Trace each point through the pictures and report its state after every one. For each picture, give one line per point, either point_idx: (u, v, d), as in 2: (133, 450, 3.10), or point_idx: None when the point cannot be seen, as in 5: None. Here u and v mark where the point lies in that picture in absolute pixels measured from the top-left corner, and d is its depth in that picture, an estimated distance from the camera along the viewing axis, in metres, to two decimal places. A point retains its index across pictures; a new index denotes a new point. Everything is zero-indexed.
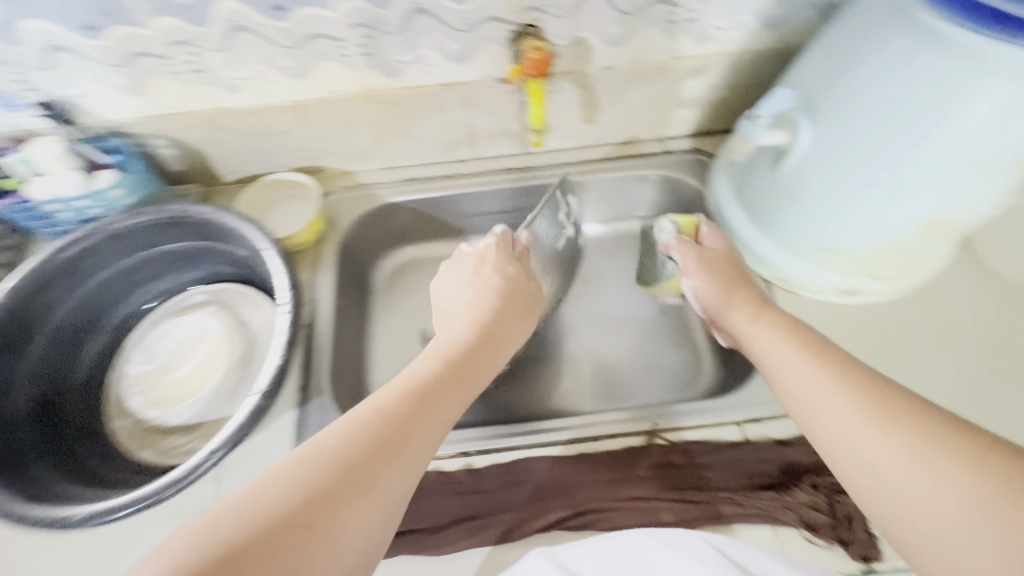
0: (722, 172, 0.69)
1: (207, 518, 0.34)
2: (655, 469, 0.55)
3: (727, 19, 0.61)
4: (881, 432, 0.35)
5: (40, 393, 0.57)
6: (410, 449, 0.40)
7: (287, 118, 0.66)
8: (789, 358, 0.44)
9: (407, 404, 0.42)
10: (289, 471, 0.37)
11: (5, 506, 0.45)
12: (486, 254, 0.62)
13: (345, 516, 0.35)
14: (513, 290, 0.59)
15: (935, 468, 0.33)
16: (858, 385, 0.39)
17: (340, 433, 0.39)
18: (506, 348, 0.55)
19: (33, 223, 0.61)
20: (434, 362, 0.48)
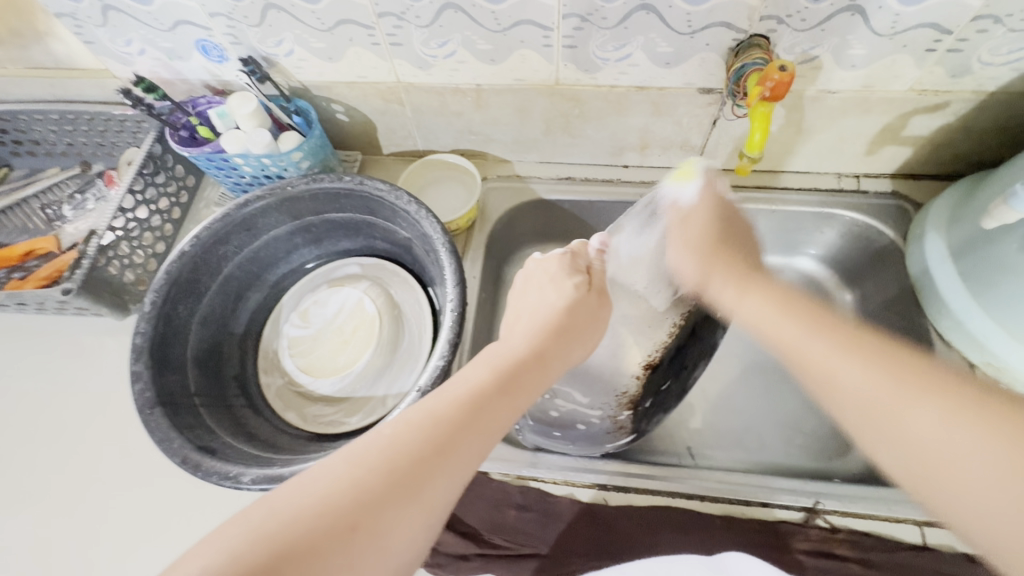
0: (937, 229, 0.59)
1: (263, 508, 0.31)
2: (813, 554, 0.49)
3: (1004, 55, 0.51)
4: (913, 398, 0.33)
5: (207, 339, 0.60)
6: (457, 453, 0.35)
7: (465, 101, 0.64)
8: (812, 342, 0.38)
9: (454, 407, 0.37)
10: (338, 470, 0.33)
11: (181, 452, 0.47)
12: (554, 270, 0.49)
13: (391, 517, 0.32)
14: (582, 312, 0.47)
15: (975, 430, 0.31)
16: (860, 348, 0.36)
17: (389, 434, 0.35)
18: (558, 365, 0.45)
19: (218, 172, 0.64)
20: (480, 368, 0.42)
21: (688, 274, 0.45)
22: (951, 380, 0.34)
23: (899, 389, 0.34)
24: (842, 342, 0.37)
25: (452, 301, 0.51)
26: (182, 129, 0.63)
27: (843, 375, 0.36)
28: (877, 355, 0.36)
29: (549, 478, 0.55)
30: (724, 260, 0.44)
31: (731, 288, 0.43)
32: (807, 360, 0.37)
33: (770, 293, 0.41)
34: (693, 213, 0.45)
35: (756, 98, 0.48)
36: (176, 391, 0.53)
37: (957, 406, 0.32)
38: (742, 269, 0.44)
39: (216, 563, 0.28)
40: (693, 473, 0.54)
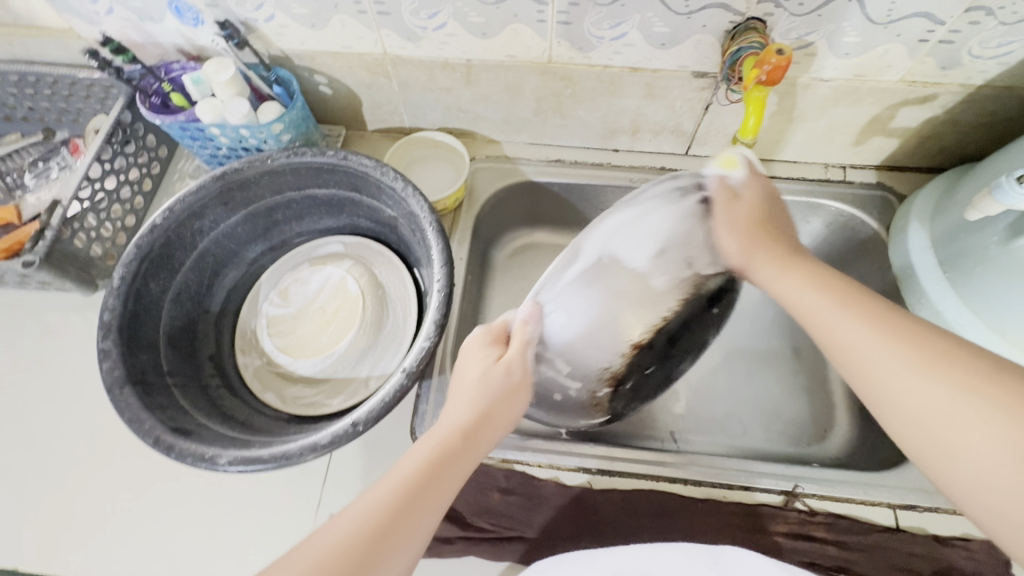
0: (920, 220, 0.60)
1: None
2: (791, 536, 0.50)
3: (994, 48, 0.51)
4: (914, 373, 0.34)
5: (181, 317, 0.57)
6: (388, 561, 0.33)
7: (454, 76, 0.62)
8: (847, 327, 0.38)
9: (390, 499, 0.35)
10: None
11: (152, 433, 0.45)
12: (474, 346, 0.46)
13: None
14: (498, 394, 0.43)
15: (975, 407, 0.32)
16: (881, 324, 0.37)
17: (322, 545, 0.32)
18: (499, 427, 0.43)
19: (192, 142, 0.61)
20: (415, 450, 0.38)
21: (733, 250, 0.46)
22: (964, 357, 0.34)
23: (915, 366, 0.35)
24: (863, 313, 0.38)
25: (439, 281, 0.50)
26: (154, 96, 0.60)
27: (865, 348, 0.37)
28: (902, 330, 0.36)
29: (534, 462, 0.54)
30: (763, 242, 0.45)
31: (773, 272, 0.44)
32: (828, 338, 0.39)
33: (810, 275, 0.42)
34: (739, 187, 0.47)
35: (752, 81, 0.48)
36: (148, 370, 0.51)
37: (970, 383, 0.33)
38: (780, 249, 0.44)
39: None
40: (676, 457, 0.54)
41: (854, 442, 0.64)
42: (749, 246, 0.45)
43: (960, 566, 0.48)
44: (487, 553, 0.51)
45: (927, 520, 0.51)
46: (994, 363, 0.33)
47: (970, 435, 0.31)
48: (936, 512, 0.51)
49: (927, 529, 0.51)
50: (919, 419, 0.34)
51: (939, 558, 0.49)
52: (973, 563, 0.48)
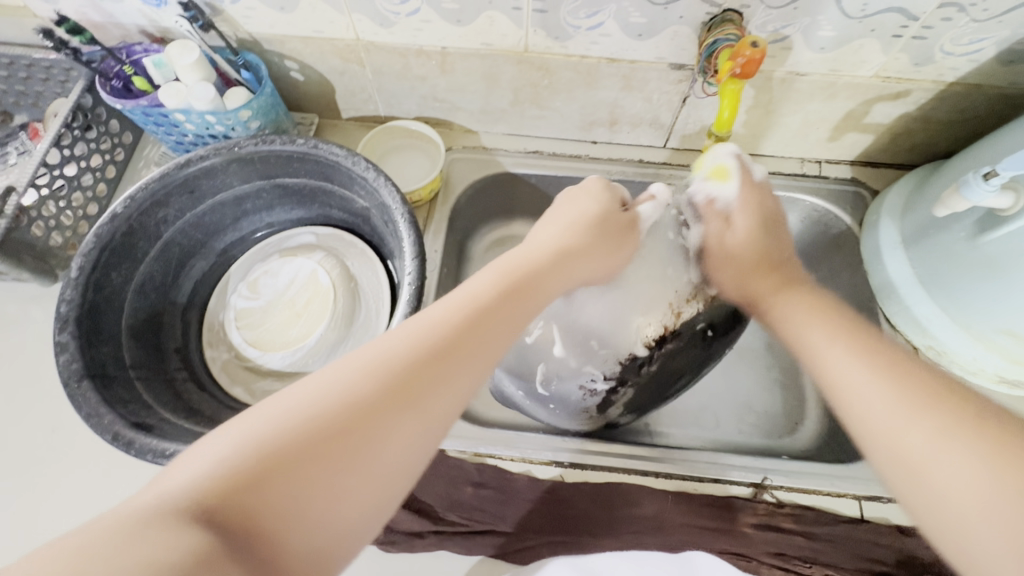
0: (890, 216, 0.61)
1: (282, 401, 0.29)
2: (759, 527, 0.51)
3: (965, 46, 0.51)
4: (901, 411, 0.34)
5: (144, 309, 0.56)
6: (458, 373, 0.33)
7: (429, 64, 0.61)
8: (842, 363, 0.38)
9: (458, 316, 0.35)
10: (343, 379, 0.30)
11: (111, 428, 0.43)
12: (596, 188, 0.51)
13: (386, 426, 0.29)
14: (615, 212, 0.50)
15: (959, 451, 0.31)
16: (877, 362, 0.37)
17: (394, 342, 0.32)
18: (564, 278, 0.44)
19: (156, 128, 0.59)
20: (487, 275, 0.39)
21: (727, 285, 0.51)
22: (959, 405, 0.33)
23: (933, 430, 0.32)
24: (887, 374, 0.36)
25: (411, 274, 0.49)
26: (114, 79, 0.58)
27: (870, 404, 0.35)
28: (927, 397, 0.34)
29: (507, 455, 0.54)
30: (759, 277, 0.48)
31: (774, 286, 0.47)
32: (831, 380, 0.38)
33: (803, 304, 0.45)
34: (732, 211, 0.51)
35: (727, 74, 0.47)
36: (109, 363, 0.49)
37: (954, 425, 0.32)
38: (777, 279, 0.47)
39: (205, 465, 0.25)
40: (648, 451, 0.55)
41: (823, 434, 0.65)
42: (745, 283, 0.49)
43: (923, 555, 0.49)
44: (457, 547, 0.50)
45: (891, 511, 0.52)
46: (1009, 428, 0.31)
47: (946, 473, 0.31)
48: (900, 503, 0.52)
49: (890, 520, 0.52)
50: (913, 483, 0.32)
51: (902, 549, 0.50)
52: (933, 551, 0.49)
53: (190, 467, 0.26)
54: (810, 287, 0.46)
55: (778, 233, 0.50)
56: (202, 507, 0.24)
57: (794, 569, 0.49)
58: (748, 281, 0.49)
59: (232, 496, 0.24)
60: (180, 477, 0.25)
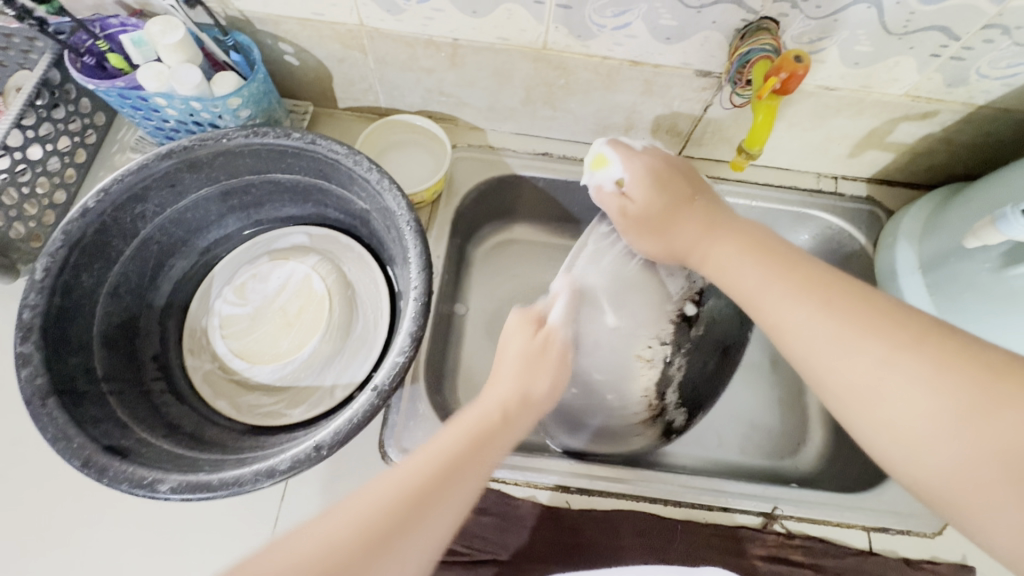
0: (909, 239, 0.59)
1: (274, 555, 0.29)
2: (768, 559, 0.50)
3: (1003, 70, 0.49)
4: (851, 346, 0.36)
5: (119, 313, 0.51)
6: (423, 531, 0.32)
7: (438, 56, 0.56)
8: (778, 299, 0.40)
9: (451, 450, 0.36)
10: (338, 514, 0.31)
11: (81, 453, 0.39)
12: (518, 328, 0.47)
13: (388, 562, 0.30)
14: (548, 367, 0.45)
15: (908, 370, 0.34)
16: (817, 302, 0.38)
17: (387, 477, 0.33)
18: (528, 419, 0.42)
19: (134, 112, 0.54)
20: (451, 429, 0.38)
21: (657, 249, 0.49)
22: (896, 320, 0.36)
23: (900, 365, 0.34)
24: (823, 301, 0.38)
25: (416, 288, 0.45)
26: (86, 55, 0.51)
27: (827, 354, 0.37)
28: (873, 324, 0.36)
29: (511, 479, 0.52)
30: (679, 216, 0.47)
31: (694, 232, 0.47)
32: (794, 335, 0.39)
33: (736, 234, 0.45)
34: (625, 186, 0.49)
35: (768, 92, 0.47)
36: (77, 376, 0.44)
37: (904, 347, 0.35)
38: (702, 213, 0.47)
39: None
40: (657, 477, 0.53)
41: (826, 457, 0.63)
42: (666, 226, 0.48)
43: None
44: None
45: (899, 544, 0.51)
46: (944, 338, 0.34)
47: (903, 390, 0.34)
48: (907, 535, 0.51)
49: (899, 552, 0.51)
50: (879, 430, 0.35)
51: None
52: None
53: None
54: (728, 218, 0.47)
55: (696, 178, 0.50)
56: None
57: None
58: (669, 222, 0.48)
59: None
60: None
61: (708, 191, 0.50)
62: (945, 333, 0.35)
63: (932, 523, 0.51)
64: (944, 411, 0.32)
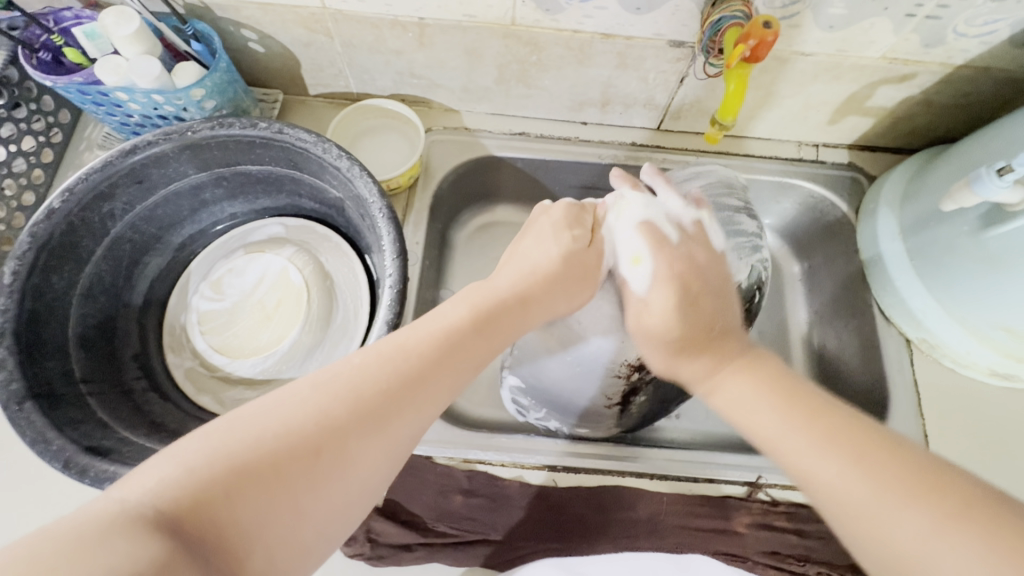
0: (889, 206, 0.59)
1: (224, 427, 0.27)
2: (753, 526, 0.50)
3: (979, 28, 0.48)
4: (853, 471, 0.32)
5: (95, 313, 0.51)
6: (428, 397, 0.33)
7: (406, 37, 0.55)
8: (793, 435, 0.35)
9: (431, 341, 0.35)
10: (305, 394, 0.29)
11: (63, 456, 0.39)
12: (555, 221, 0.48)
13: (353, 448, 0.29)
14: (577, 262, 0.46)
15: (932, 516, 0.29)
16: (813, 425, 0.35)
17: (360, 363, 0.32)
18: (540, 310, 0.43)
19: (96, 108, 0.52)
20: (462, 304, 0.40)
21: (662, 366, 0.46)
22: (879, 445, 0.33)
23: (894, 492, 0.31)
24: (826, 433, 0.34)
25: (392, 276, 0.45)
26: (42, 50, 0.50)
27: (796, 445, 0.35)
28: (867, 455, 0.32)
29: (498, 460, 0.53)
30: (692, 360, 0.43)
31: (703, 371, 0.43)
32: (813, 480, 0.33)
33: (749, 376, 0.41)
34: (649, 285, 0.45)
35: (738, 58, 0.46)
36: (55, 379, 0.44)
37: (896, 478, 0.31)
38: (739, 361, 0.42)
39: (170, 476, 0.25)
40: (641, 452, 0.54)
41: None
42: (683, 351, 0.44)
43: None
44: (447, 559, 0.48)
45: None
46: (948, 475, 0.31)
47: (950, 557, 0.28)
48: None
49: None
50: (859, 533, 0.31)
51: None
52: None
53: (153, 477, 0.25)
54: (763, 361, 0.42)
55: (723, 301, 0.45)
56: (172, 518, 0.23)
57: (789, 569, 0.48)
58: (689, 353, 0.43)
59: (202, 506, 0.24)
60: (143, 484, 0.24)
61: (729, 318, 0.45)
62: (953, 472, 0.31)
63: None
64: (924, 518, 0.29)
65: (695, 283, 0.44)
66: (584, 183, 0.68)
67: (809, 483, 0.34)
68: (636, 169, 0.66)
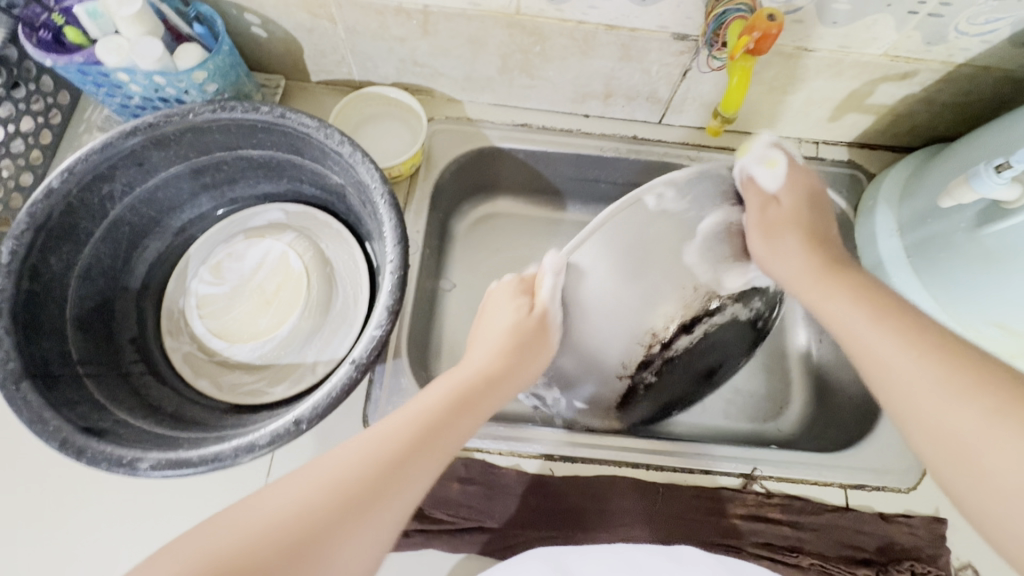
0: (888, 203, 0.59)
1: (216, 525, 0.30)
2: (748, 518, 0.51)
3: (981, 26, 0.48)
4: (947, 395, 0.34)
5: (92, 295, 0.50)
6: (404, 495, 0.34)
7: (410, 24, 0.55)
8: (862, 329, 0.40)
9: (411, 428, 0.36)
10: (293, 492, 0.32)
11: (60, 435, 0.39)
12: (506, 292, 0.48)
13: (337, 543, 0.31)
14: (527, 340, 0.45)
15: (986, 413, 0.32)
16: (909, 336, 0.38)
17: (342, 458, 0.34)
18: (507, 389, 0.44)
19: (96, 89, 0.52)
20: (441, 386, 0.40)
21: (751, 239, 0.50)
22: (979, 366, 0.34)
23: (942, 385, 0.34)
24: (915, 343, 0.37)
25: (392, 261, 0.45)
26: (42, 29, 0.50)
27: (881, 350, 0.38)
28: (950, 360, 0.35)
29: (495, 449, 0.53)
30: (787, 227, 0.49)
31: (792, 248, 0.48)
32: (891, 381, 0.37)
33: (848, 282, 0.44)
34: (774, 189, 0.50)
35: (742, 50, 0.46)
36: (53, 360, 0.44)
37: (965, 384, 0.33)
38: (817, 255, 0.47)
39: (167, 574, 0.28)
40: (638, 443, 0.54)
41: (807, 421, 0.64)
42: (776, 240, 0.49)
43: (902, 542, 0.50)
44: (444, 545, 0.49)
45: (875, 499, 0.52)
46: (998, 371, 0.33)
47: (985, 445, 0.31)
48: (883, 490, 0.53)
49: (875, 507, 0.52)
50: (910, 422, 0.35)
51: (884, 535, 0.50)
52: (911, 537, 0.50)
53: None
54: (857, 275, 0.45)
55: (819, 211, 0.51)
56: None
57: (781, 559, 0.49)
58: (781, 238, 0.48)
59: None
60: None
61: (834, 236, 0.50)
62: (1003, 369, 0.34)
63: (908, 478, 0.52)
64: (976, 412, 0.32)
65: (810, 235, 0.49)
66: (585, 175, 0.69)
67: (887, 384, 0.37)
68: (638, 163, 0.66)
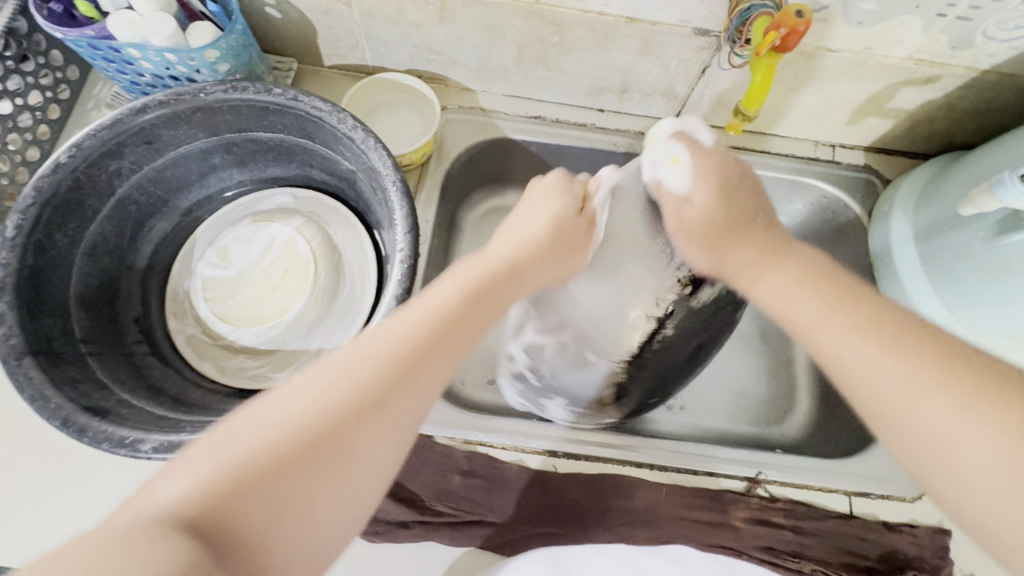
0: (905, 209, 0.59)
1: (227, 429, 0.27)
2: (750, 521, 0.50)
3: (1009, 32, 0.47)
4: (926, 386, 0.31)
5: (97, 273, 0.50)
6: (427, 377, 0.33)
7: (426, 10, 0.54)
8: (830, 330, 0.36)
9: (428, 322, 0.35)
10: (308, 388, 0.29)
11: (61, 414, 0.38)
12: (551, 187, 0.49)
13: (359, 437, 0.29)
14: (567, 229, 0.47)
15: (972, 413, 0.29)
16: (862, 323, 0.35)
17: (353, 351, 0.32)
18: (532, 278, 0.44)
19: (107, 64, 0.51)
20: (453, 283, 0.39)
21: (703, 258, 0.46)
22: (953, 357, 0.32)
23: (909, 380, 0.31)
24: (877, 337, 0.34)
25: (403, 250, 0.44)
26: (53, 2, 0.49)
27: (852, 356, 0.34)
28: (914, 347, 0.33)
29: (499, 443, 0.52)
30: (737, 242, 0.43)
31: (752, 256, 0.43)
32: (858, 381, 0.33)
33: (789, 267, 0.41)
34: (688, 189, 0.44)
35: (766, 48, 0.45)
36: (55, 337, 0.43)
37: (933, 374, 0.31)
38: (764, 238, 0.43)
39: (185, 482, 0.25)
40: (642, 444, 0.53)
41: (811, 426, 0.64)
42: (720, 250, 0.44)
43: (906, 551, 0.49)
44: (444, 538, 0.48)
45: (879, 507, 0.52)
46: (970, 357, 0.32)
47: (973, 453, 0.28)
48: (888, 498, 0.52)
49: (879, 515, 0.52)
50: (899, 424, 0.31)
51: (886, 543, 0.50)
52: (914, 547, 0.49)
53: (171, 485, 0.25)
54: (796, 254, 0.42)
55: (757, 194, 0.46)
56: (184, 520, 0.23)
57: (783, 564, 0.48)
58: (723, 246, 0.44)
59: (216, 511, 0.24)
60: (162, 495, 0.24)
61: (769, 213, 0.45)
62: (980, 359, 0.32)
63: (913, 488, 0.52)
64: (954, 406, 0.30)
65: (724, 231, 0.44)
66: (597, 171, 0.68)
67: (851, 386, 0.34)
68: None
